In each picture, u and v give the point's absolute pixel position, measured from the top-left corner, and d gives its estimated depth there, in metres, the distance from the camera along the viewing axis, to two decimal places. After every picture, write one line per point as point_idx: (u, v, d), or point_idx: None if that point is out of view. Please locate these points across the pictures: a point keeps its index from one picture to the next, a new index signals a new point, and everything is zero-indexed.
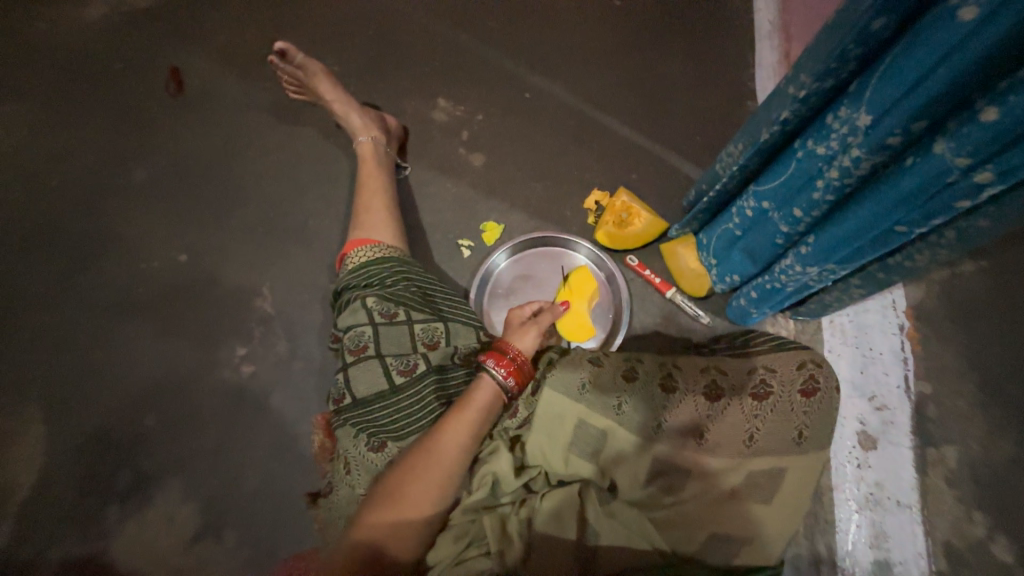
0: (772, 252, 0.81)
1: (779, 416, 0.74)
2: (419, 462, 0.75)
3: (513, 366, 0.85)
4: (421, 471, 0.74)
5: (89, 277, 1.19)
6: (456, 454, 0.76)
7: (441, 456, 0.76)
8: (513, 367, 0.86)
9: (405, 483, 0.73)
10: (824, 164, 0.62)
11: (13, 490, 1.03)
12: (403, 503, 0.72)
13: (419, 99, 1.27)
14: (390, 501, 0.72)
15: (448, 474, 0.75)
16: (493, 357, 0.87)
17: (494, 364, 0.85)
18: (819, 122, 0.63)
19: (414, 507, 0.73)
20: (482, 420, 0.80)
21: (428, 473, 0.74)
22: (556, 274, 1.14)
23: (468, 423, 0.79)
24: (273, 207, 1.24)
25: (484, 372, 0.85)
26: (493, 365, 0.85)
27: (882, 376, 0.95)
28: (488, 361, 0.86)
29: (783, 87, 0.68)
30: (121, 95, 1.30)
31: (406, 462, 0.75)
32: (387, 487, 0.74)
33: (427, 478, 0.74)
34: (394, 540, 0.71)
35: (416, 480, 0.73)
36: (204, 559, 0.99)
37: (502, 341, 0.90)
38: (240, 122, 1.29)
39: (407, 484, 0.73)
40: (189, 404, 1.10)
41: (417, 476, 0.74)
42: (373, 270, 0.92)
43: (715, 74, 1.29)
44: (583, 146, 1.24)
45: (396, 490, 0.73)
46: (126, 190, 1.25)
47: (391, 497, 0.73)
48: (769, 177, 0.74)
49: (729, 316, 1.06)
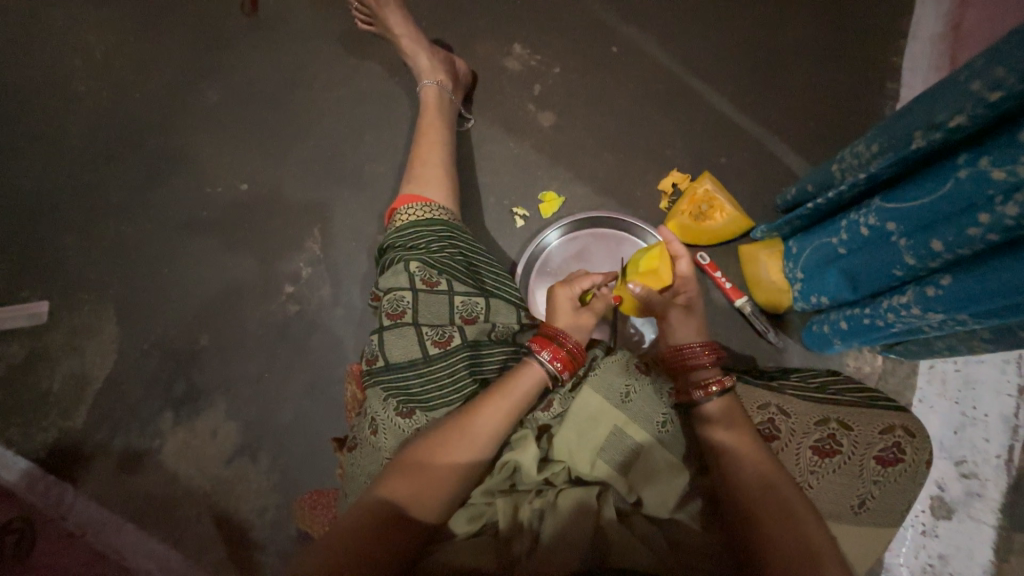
0: (884, 283, 0.67)
1: (842, 478, 0.64)
2: (452, 432, 0.70)
3: (564, 355, 0.78)
4: (452, 443, 0.70)
5: (158, 194, 1.23)
6: (492, 433, 0.71)
7: (472, 438, 0.70)
8: (564, 355, 0.78)
9: (435, 452, 0.69)
10: (999, 194, 0.48)
11: (90, 381, 1.14)
12: (430, 472, 0.68)
13: (494, 42, 1.14)
14: (418, 466, 0.68)
15: (480, 452, 0.70)
16: (543, 345, 0.79)
17: (550, 356, 0.77)
18: (1007, 136, 0.47)
19: (439, 482, 0.67)
20: (524, 402, 0.74)
21: (460, 447, 0.70)
22: (611, 259, 1.04)
23: (506, 405, 0.73)
24: (331, 146, 1.20)
25: (534, 359, 0.78)
26: (542, 354, 0.78)
27: (981, 442, 0.82)
28: (534, 347, 0.79)
29: (962, 80, 0.52)
30: (197, 9, 1.27)
31: (439, 432, 0.71)
32: (416, 452, 0.70)
33: (456, 456, 0.69)
34: (414, 508, 0.66)
35: (441, 458, 0.68)
36: (240, 474, 1.09)
37: (548, 326, 0.82)
38: (309, 51, 1.23)
39: (438, 452, 0.69)
40: (239, 331, 1.15)
41: (449, 447, 0.69)
42: (420, 232, 0.88)
43: (851, 44, 1.06)
44: (669, 118, 1.08)
45: (418, 464, 0.68)
46: (196, 110, 1.25)
47: (417, 463, 0.68)
48: (907, 194, 0.59)
49: (804, 340, 0.92)
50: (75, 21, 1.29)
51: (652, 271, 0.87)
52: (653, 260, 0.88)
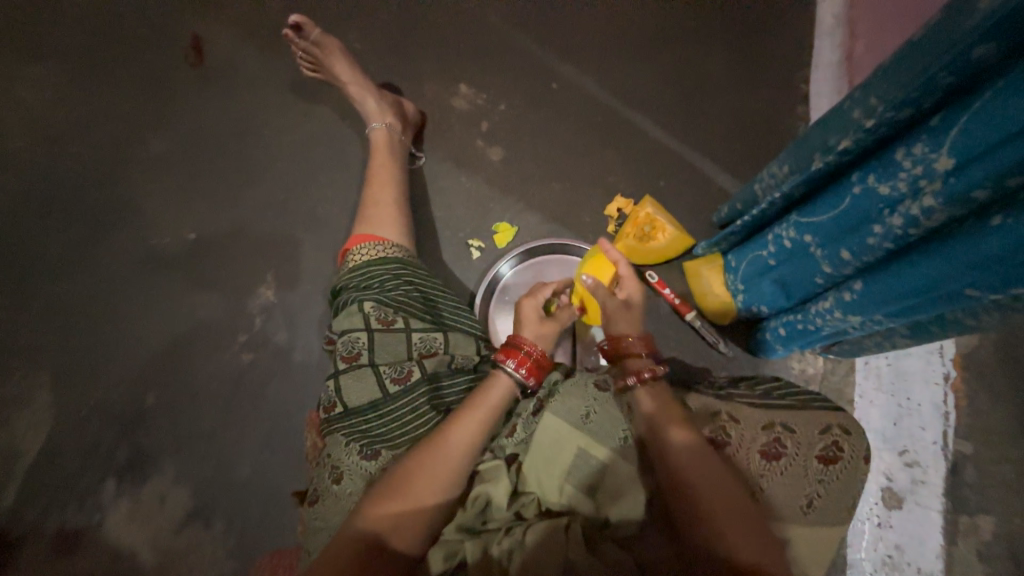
0: (810, 290, 0.72)
1: (790, 479, 0.67)
2: (414, 466, 0.69)
3: (531, 362, 0.81)
4: (427, 463, 0.70)
5: (97, 248, 1.17)
6: (466, 451, 0.72)
7: (435, 469, 0.70)
8: (530, 363, 0.81)
9: (412, 473, 0.69)
10: (887, 207, 0.53)
11: (20, 455, 1.05)
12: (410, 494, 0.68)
13: (441, 84, 1.19)
14: (399, 487, 0.68)
15: (457, 467, 0.71)
16: (509, 355, 0.82)
17: (516, 365, 0.80)
18: (885, 156, 0.54)
19: (407, 517, 0.67)
20: (495, 413, 0.76)
21: (436, 465, 0.70)
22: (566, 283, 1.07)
23: (469, 431, 0.73)
24: (283, 190, 1.20)
25: (500, 370, 0.81)
26: (508, 363, 0.81)
27: (918, 430, 0.88)
28: (500, 357, 0.82)
29: (847, 109, 0.59)
30: (137, 61, 1.26)
31: (414, 454, 0.71)
32: (396, 473, 0.70)
33: (420, 489, 0.68)
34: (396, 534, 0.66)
35: (406, 493, 0.68)
36: (193, 542, 1.02)
37: (514, 337, 0.85)
38: (257, 98, 1.24)
39: (415, 472, 0.69)
40: (188, 386, 1.09)
41: (425, 467, 0.69)
42: (373, 272, 0.88)
43: (765, 74, 1.17)
44: (610, 147, 1.15)
45: (385, 502, 0.67)
46: (139, 162, 1.22)
47: (396, 487, 0.68)
48: (816, 209, 0.65)
49: (751, 347, 0.98)
50: (4, 76, 1.24)
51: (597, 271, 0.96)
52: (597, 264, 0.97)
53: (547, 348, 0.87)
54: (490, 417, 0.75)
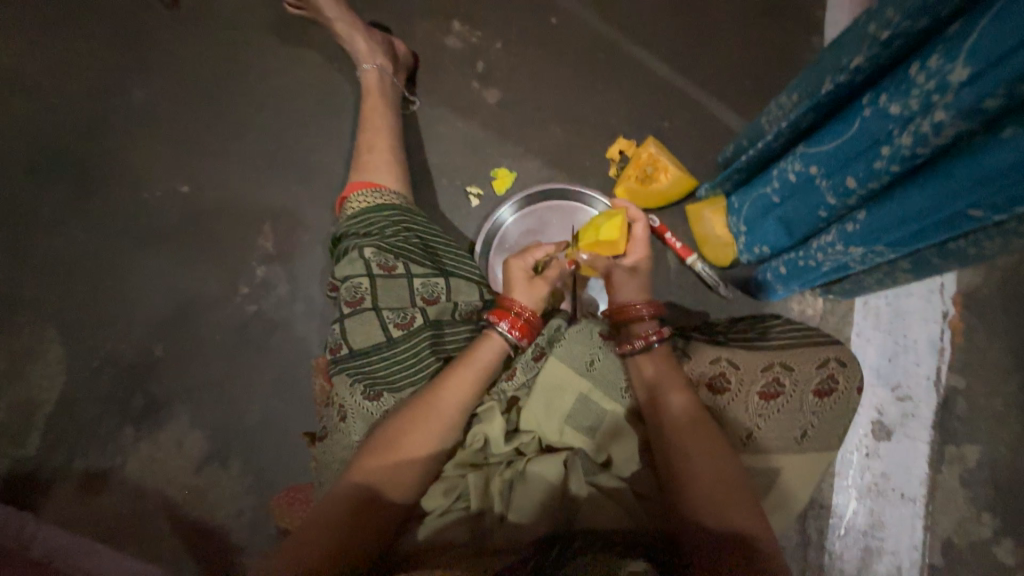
0: (812, 225, 0.71)
1: (787, 415, 0.69)
2: (420, 406, 0.72)
3: (523, 323, 0.80)
4: (418, 419, 0.71)
5: (91, 201, 1.16)
6: (467, 392, 0.74)
7: (440, 409, 0.72)
8: (522, 322, 0.80)
9: (404, 429, 0.70)
10: (897, 128, 0.51)
11: (38, 405, 1.08)
12: (402, 447, 0.69)
13: (433, 20, 1.12)
14: (394, 440, 0.70)
15: (448, 421, 0.72)
16: (500, 315, 0.81)
17: (508, 326, 0.79)
18: (899, 73, 0.51)
19: (416, 448, 0.70)
20: (486, 372, 0.77)
21: (427, 420, 0.71)
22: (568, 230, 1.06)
23: (472, 373, 0.75)
24: (274, 139, 1.17)
25: (494, 331, 0.80)
26: (501, 325, 0.80)
27: (913, 367, 0.89)
28: (492, 318, 0.81)
29: (862, 24, 0.55)
30: (112, 2, 1.19)
31: (406, 410, 0.72)
32: (390, 427, 0.71)
33: (428, 426, 0.71)
34: (393, 485, 0.68)
35: (415, 430, 0.70)
36: (212, 481, 1.07)
37: (505, 298, 0.83)
38: (241, 41, 1.18)
39: (408, 427, 0.70)
40: (195, 337, 1.11)
41: (416, 423, 0.71)
42: (373, 218, 0.86)
43: (778, 1, 1.10)
44: (612, 86, 1.10)
45: (394, 437, 0.70)
46: (124, 111, 1.18)
47: (389, 442, 0.70)
48: (824, 137, 0.63)
49: (750, 290, 0.99)
50: None
51: (610, 240, 0.84)
52: (613, 230, 0.85)
53: (536, 309, 0.84)
54: (480, 375, 0.76)
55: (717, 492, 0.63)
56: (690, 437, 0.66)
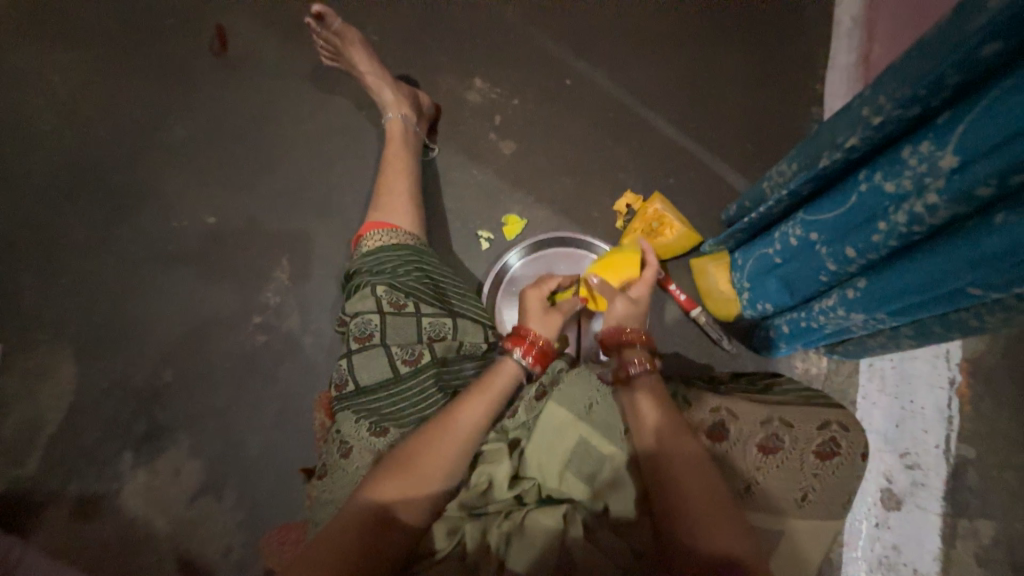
0: (814, 288, 0.73)
1: (787, 474, 0.68)
2: (434, 434, 0.72)
3: (537, 351, 0.83)
4: (434, 443, 0.71)
5: (121, 228, 1.21)
6: (473, 428, 0.74)
7: (454, 437, 0.72)
8: (537, 352, 0.83)
9: (421, 450, 0.71)
10: (892, 204, 0.54)
11: (42, 424, 1.09)
12: (419, 470, 0.69)
13: (456, 77, 1.21)
14: (413, 462, 0.70)
15: (465, 445, 0.73)
16: (518, 343, 0.83)
17: (524, 352, 0.82)
18: (892, 154, 0.55)
19: (428, 476, 0.70)
20: (504, 393, 0.79)
21: (443, 444, 0.71)
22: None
23: (487, 403, 0.76)
24: (299, 178, 1.23)
25: (507, 358, 0.82)
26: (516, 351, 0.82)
27: (921, 433, 0.87)
28: (509, 345, 0.83)
29: (856, 107, 0.60)
30: (164, 49, 1.30)
31: (422, 433, 0.73)
32: (410, 448, 0.71)
33: (441, 451, 0.71)
34: (406, 504, 0.68)
35: (431, 453, 0.71)
36: (205, 513, 1.06)
37: (519, 326, 0.86)
38: (277, 88, 1.27)
39: (426, 451, 0.71)
40: (204, 364, 1.13)
41: (434, 446, 0.71)
42: (385, 257, 0.90)
43: (780, 73, 1.17)
44: (621, 143, 1.16)
45: (409, 462, 0.70)
46: (163, 145, 1.26)
47: (405, 464, 0.70)
48: (823, 207, 0.66)
49: (751, 343, 1.00)
50: (38, 61, 1.29)
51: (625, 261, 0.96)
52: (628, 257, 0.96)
53: (551, 335, 0.87)
54: (499, 398, 0.78)
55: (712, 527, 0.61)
56: (691, 479, 0.64)
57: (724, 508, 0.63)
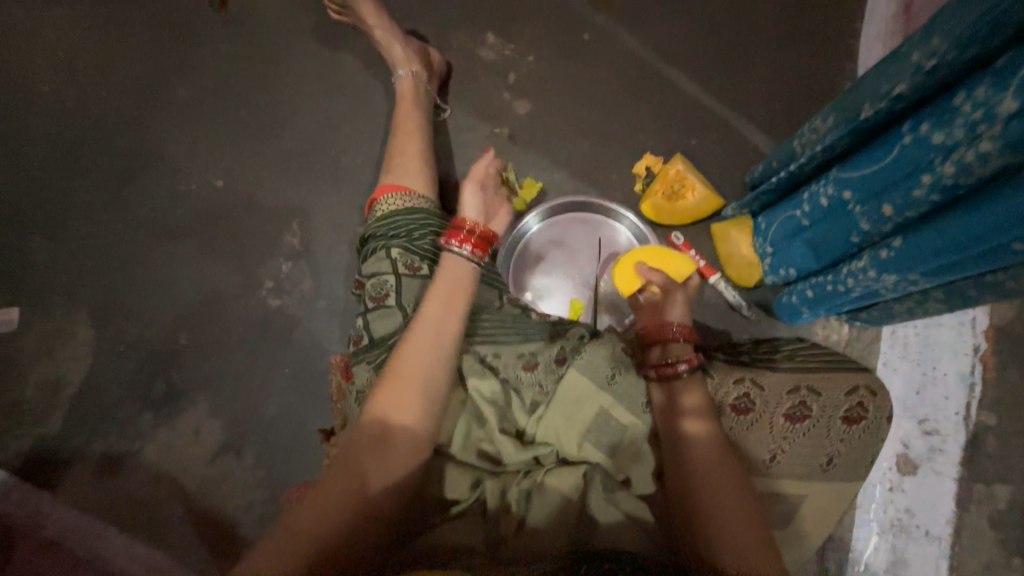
0: (843, 250, 0.71)
1: (812, 442, 0.68)
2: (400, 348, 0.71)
3: (473, 237, 0.82)
4: (401, 355, 0.70)
5: (129, 191, 1.20)
6: (433, 337, 0.71)
7: (418, 345, 0.70)
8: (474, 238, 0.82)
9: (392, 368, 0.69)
10: (939, 156, 0.51)
11: (63, 385, 1.11)
12: (394, 390, 0.67)
13: (469, 32, 1.15)
14: (390, 382, 0.68)
15: (434, 359, 0.70)
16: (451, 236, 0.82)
17: (460, 242, 0.81)
18: (941, 103, 0.52)
19: (399, 394, 0.67)
20: (464, 294, 0.77)
21: (407, 354, 0.70)
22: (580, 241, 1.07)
23: (441, 305, 0.74)
24: (307, 140, 1.20)
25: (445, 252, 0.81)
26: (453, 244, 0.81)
27: (941, 400, 0.87)
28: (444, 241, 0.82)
29: (904, 52, 0.56)
30: (165, 4, 1.24)
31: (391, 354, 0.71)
32: (387, 368, 0.70)
33: (404, 363, 0.69)
34: (390, 426, 0.66)
35: (399, 367, 0.69)
36: (226, 471, 1.08)
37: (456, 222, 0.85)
38: (282, 45, 1.22)
39: (398, 368, 0.69)
40: (219, 328, 1.13)
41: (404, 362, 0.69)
42: (401, 219, 0.87)
43: (811, 27, 1.11)
44: (641, 103, 1.11)
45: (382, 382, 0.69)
46: (167, 106, 1.22)
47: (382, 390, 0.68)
48: (860, 163, 0.63)
49: (773, 310, 0.97)
50: (34, 17, 1.24)
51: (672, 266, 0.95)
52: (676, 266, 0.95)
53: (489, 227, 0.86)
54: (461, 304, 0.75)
55: (729, 512, 0.61)
56: (708, 462, 0.64)
57: (739, 485, 0.63)
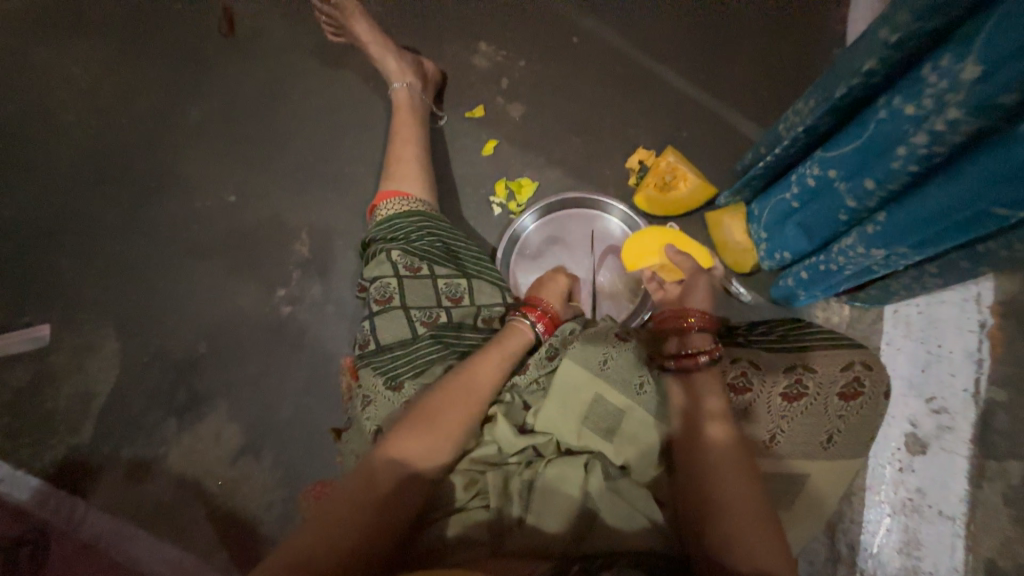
0: (833, 229, 0.71)
1: (810, 420, 0.68)
2: (454, 387, 0.72)
3: (547, 318, 0.83)
4: (450, 396, 0.71)
5: (149, 210, 1.26)
6: (490, 383, 0.74)
7: (472, 391, 0.72)
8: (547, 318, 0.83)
9: (442, 406, 0.69)
10: (912, 127, 0.53)
11: (92, 396, 1.17)
12: (434, 427, 0.68)
13: (461, 41, 1.19)
14: (434, 421, 0.68)
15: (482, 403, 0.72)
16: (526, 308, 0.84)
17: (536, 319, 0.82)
18: (911, 75, 0.53)
19: (445, 435, 0.68)
20: (516, 348, 0.79)
21: (462, 398, 0.71)
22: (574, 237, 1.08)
23: (498, 356, 0.77)
24: (312, 153, 1.25)
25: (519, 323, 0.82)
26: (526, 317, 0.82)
27: (947, 377, 0.86)
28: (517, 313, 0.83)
29: (874, 30, 0.57)
30: (177, 34, 1.32)
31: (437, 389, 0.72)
32: (422, 406, 0.70)
33: (455, 408, 0.70)
34: (428, 458, 0.67)
35: (449, 407, 0.70)
36: (245, 473, 1.12)
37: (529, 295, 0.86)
38: (286, 65, 1.29)
39: (440, 405, 0.70)
40: (236, 336, 1.18)
41: (451, 404, 0.70)
42: (400, 224, 0.91)
43: (796, 14, 1.12)
44: (632, 99, 1.13)
45: (427, 417, 0.68)
46: (181, 129, 1.29)
47: (419, 422, 0.68)
48: (842, 141, 0.64)
49: (772, 295, 0.98)
50: (59, 54, 1.33)
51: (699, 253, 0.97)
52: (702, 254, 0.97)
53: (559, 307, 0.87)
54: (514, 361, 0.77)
55: (743, 521, 0.58)
56: (723, 465, 0.62)
57: (748, 480, 0.61)
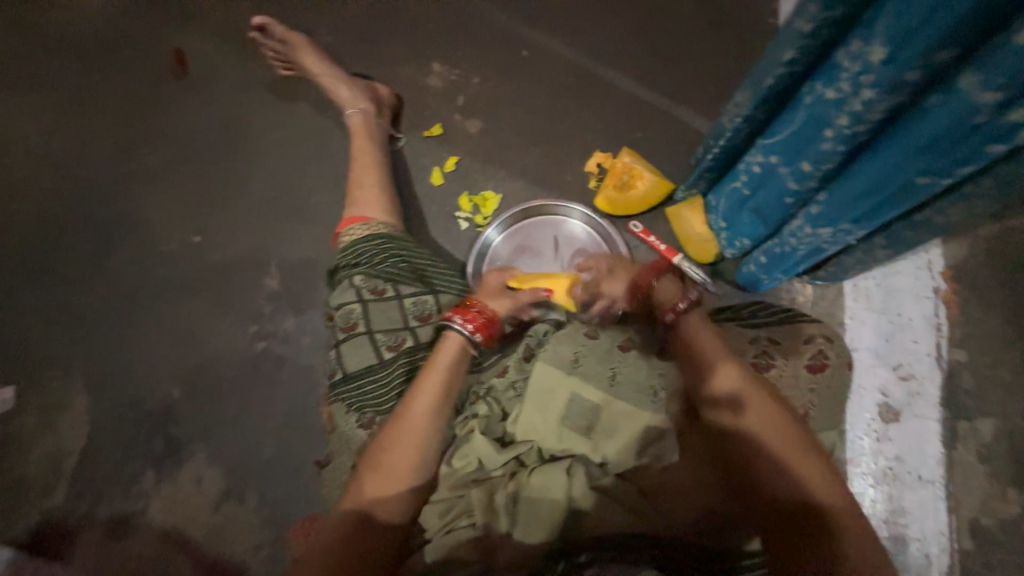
0: (783, 212, 0.74)
1: (784, 391, 0.68)
2: (391, 426, 0.68)
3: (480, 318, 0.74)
4: (392, 438, 0.67)
5: (111, 258, 1.24)
6: (428, 416, 0.68)
7: (410, 428, 0.67)
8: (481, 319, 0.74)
9: (383, 451, 0.66)
10: (835, 110, 0.55)
11: (64, 456, 1.13)
12: (386, 470, 0.65)
13: (414, 64, 1.21)
14: (378, 467, 0.65)
15: (426, 439, 0.67)
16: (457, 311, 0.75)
17: (464, 320, 0.73)
18: (828, 62, 0.56)
19: (392, 481, 0.65)
20: (453, 371, 0.72)
21: (401, 438, 0.67)
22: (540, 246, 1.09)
23: (434, 383, 0.70)
24: (275, 186, 1.25)
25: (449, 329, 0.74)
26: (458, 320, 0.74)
27: (912, 344, 0.88)
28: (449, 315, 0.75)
29: (789, 22, 0.60)
30: (129, 81, 1.31)
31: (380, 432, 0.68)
32: (369, 454, 0.67)
33: (396, 450, 0.66)
34: (383, 504, 0.64)
35: (390, 450, 0.66)
36: (229, 517, 1.09)
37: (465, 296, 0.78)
38: (242, 101, 1.29)
39: (387, 454, 0.66)
40: (210, 378, 1.16)
41: (389, 446, 0.66)
42: (362, 247, 0.91)
43: (733, 12, 1.17)
44: (585, 106, 1.16)
45: (373, 464, 0.66)
46: (140, 174, 1.28)
47: (372, 462, 0.66)
48: (778, 128, 0.67)
49: (739, 282, 1.00)
50: (9, 111, 1.31)
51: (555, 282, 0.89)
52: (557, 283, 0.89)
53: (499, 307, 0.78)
54: (451, 382, 0.71)
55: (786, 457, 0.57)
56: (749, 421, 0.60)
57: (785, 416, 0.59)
